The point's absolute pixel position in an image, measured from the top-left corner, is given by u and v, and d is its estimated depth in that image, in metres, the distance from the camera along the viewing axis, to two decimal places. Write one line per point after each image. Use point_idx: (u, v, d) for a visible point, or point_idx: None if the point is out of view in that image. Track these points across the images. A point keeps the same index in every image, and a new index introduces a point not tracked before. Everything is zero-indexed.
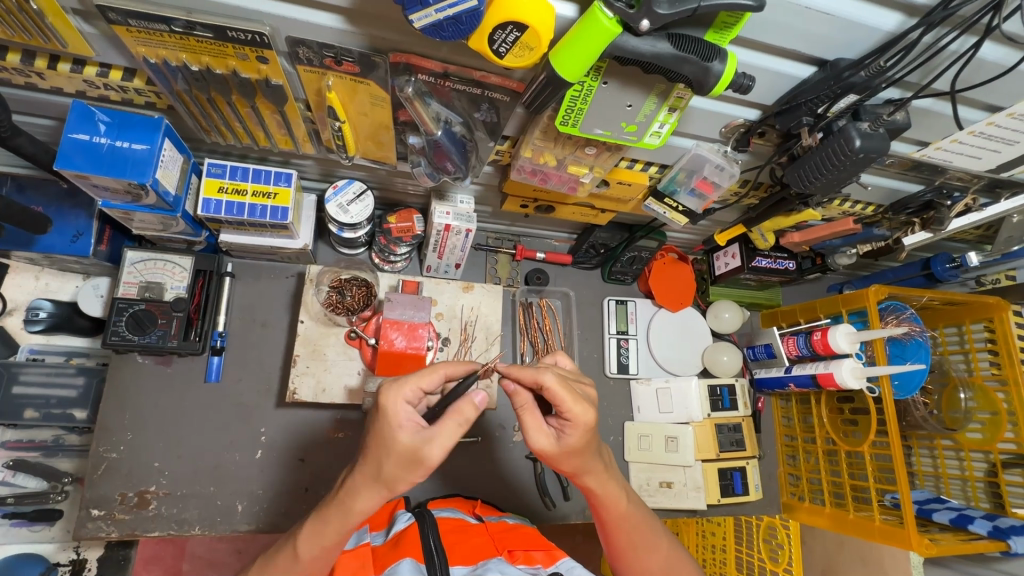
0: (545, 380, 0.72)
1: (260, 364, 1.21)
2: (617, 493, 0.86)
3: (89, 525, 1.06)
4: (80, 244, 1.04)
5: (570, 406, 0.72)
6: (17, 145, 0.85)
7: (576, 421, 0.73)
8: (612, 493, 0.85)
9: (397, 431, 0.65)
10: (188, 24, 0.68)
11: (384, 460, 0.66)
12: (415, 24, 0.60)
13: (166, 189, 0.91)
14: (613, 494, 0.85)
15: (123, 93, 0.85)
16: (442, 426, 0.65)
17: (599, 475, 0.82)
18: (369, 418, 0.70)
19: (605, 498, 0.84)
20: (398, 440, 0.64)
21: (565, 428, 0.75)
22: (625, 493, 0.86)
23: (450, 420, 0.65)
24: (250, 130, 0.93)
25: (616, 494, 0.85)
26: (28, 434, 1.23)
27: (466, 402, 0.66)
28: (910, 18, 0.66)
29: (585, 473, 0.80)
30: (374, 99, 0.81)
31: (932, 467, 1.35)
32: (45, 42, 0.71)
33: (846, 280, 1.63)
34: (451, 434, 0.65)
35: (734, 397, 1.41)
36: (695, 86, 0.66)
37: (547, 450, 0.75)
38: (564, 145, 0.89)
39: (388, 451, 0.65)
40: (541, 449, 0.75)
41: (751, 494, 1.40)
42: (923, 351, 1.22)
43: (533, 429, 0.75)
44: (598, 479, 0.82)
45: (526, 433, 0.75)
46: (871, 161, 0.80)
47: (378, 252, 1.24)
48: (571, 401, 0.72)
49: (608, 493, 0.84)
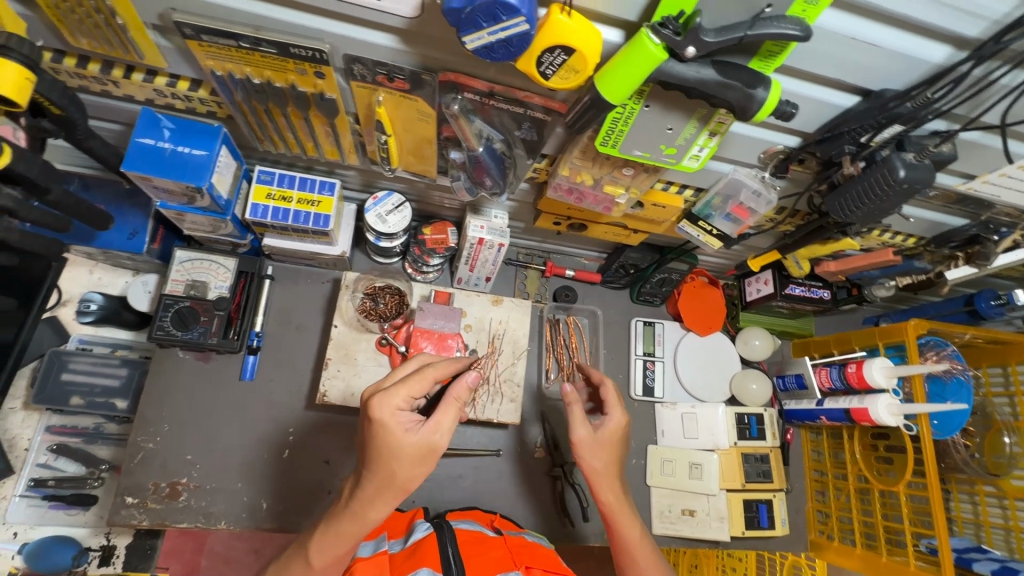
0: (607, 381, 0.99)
1: (293, 365, 1.25)
2: (632, 512, 0.94)
3: (123, 512, 1.10)
4: (136, 241, 1.10)
5: (613, 405, 0.95)
6: (90, 148, 0.87)
7: (613, 416, 0.94)
8: (628, 511, 0.93)
9: (388, 432, 0.73)
10: (255, 41, 0.72)
11: (386, 461, 0.74)
12: (467, 46, 0.63)
13: (219, 193, 0.96)
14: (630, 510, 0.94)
15: (188, 102, 0.91)
16: (441, 413, 0.77)
17: (614, 489, 0.93)
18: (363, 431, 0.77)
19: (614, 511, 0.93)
20: (399, 437, 0.73)
21: (604, 421, 0.94)
22: (637, 518, 0.94)
23: (448, 404, 0.77)
24: (300, 140, 0.98)
25: (631, 513, 0.93)
26: (71, 420, 1.29)
27: (460, 386, 0.79)
28: (960, 51, 0.65)
29: (605, 477, 0.92)
30: (421, 115, 0.85)
31: (972, 515, 1.28)
32: (124, 54, 0.78)
33: (882, 313, 1.59)
34: (450, 416, 0.77)
35: (762, 426, 1.38)
36: (737, 112, 0.66)
37: (585, 438, 0.91)
38: (602, 165, 0.90)
39: (398, 456, 0.74)
40: (580, 438, 0.91)
41: (778, 529, 1.35)
42: (965, 391, 1.21)
43: (578, 421, 0.91)
44: (614, 496, 0.93)
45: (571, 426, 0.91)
46: (915, 192, 0.78)
47: (412, 262, 1.28)
48: (616, 401, 0.95)
49: (624, 509, 0.93)
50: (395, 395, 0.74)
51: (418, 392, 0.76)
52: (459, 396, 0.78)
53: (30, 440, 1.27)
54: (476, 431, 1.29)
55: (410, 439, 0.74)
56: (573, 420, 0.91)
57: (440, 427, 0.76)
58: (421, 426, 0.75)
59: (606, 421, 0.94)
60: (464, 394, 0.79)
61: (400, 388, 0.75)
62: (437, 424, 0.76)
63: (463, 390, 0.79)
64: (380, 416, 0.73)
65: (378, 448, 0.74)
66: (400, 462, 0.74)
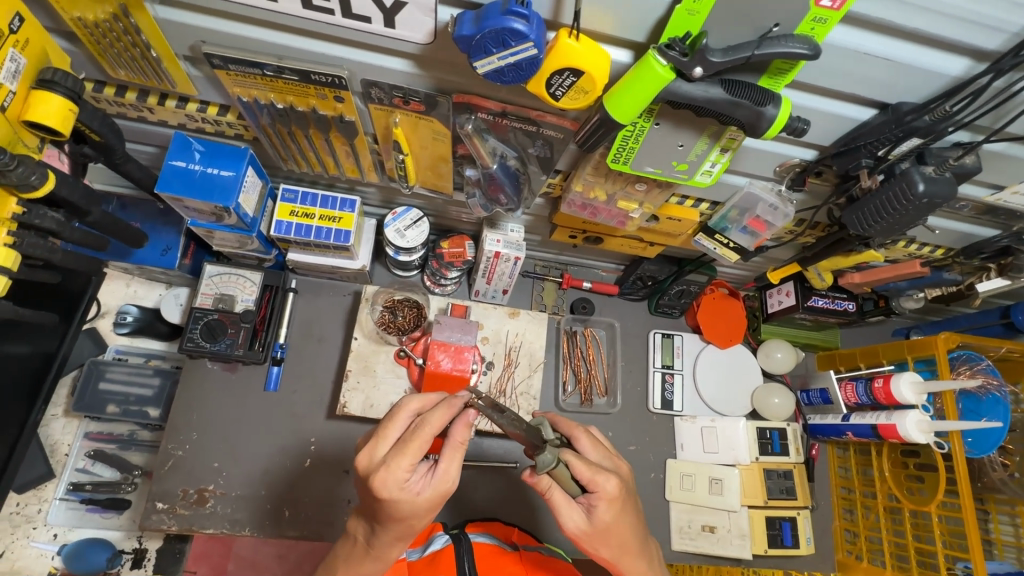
0: (579, 436, 0.85)
1: (315, 376, 1.28)
2: (637, 556, 0.82)
3: (153, 517, 1.14)
4: (168, 257, 1.16)
5: (593, 479, 0.75)
6: (127, 171, 0.93)
7: (602, 491, 0.76)
8: (634, 556, 0.82)
9: (400, 501, 0.70)
10: (278, 69, 0.76)
11: (404, 519, 0.73)
12: (478, 70, 0.65)
13: (246, 211, 1.00)
14: (633, 557, 0.82)
15: (216, 126, 0.95)
16: (448, 461, 0.73)
17: (628, 556, 0.82)
18: (371, 498, 0.74)
19: (622, 563, 0.82)
20: (412, 501, 0.71)
21: (593, 503, 0.77)
22: (643, 557, 0.83)
23: (453, 449, 0.73)
24: (322, 159, 1.01)
25: (638, 556, 0.82)
26: (108, 427, 1.35)
27: (461, 429, 0.73)
28: (980, 63, 0.64)
29: (620, 551, 0.81)
30: (436, 134, 0.87)
31: (1013, 538, 1.22)
32: (159, 83, 0.83)
33: (913, 326, 1.54)
34: (458, 459, 0.74)
35: (785, 441, 1.34)
36: (748, 129, 0.67)
37: (581, 524, 0.77)
38: (614, 180, 0.91)
39: (416, 513, 0.72)
40: (575, 528, 0.77)
41: (803, 548, 1.32)
42: (1001, 408, 1.16)
43: (564, 506, 0.77)
44: (611, 551, 0.80)
45: (560, 514, 0.77)
46: (936, 206, 0.76)
47: (430, 275, 1.30)
48: (594, 473, 0.75)
49: (627, 556, 0.81)
50: (396, 463, 0.70)
51: (419, 452, 0.71)
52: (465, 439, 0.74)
53: (69, 446, 1.33)
54: (492, 442, 1.29)
55: (428, 498, 0.71)
56: (557, 508, 0.77)
57: (449, 474, 0.73)
58: (431, 479, 0.72)
59: (594, 497, 0.76)
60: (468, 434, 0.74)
61: (399, 456, 0.70)
62: (448, 471, 0.73)
63: (466, 432, 0.74)
64: (387, 489, 0.70)
65: (396, 514, 0.72)
66: (419, 516, 0.73)
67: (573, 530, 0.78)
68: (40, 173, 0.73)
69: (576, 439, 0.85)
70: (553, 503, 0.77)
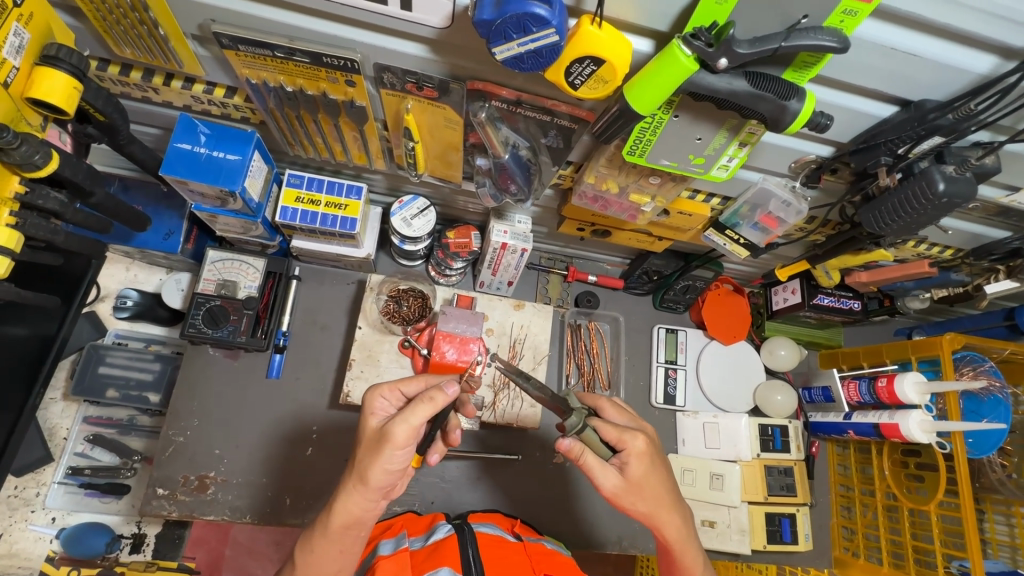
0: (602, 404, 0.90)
1: (318, 364, 1.27)
2: (676, 511, 0.83)
3: (154, 502, 1.13)
4: (170, 241, 1.14)
5: (620, 437, 0.79)
6: (130, 152, 0.90)
7: (633, 448, 0.78)
8: (673, 512, 0.82)
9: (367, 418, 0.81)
10: (289, 51, 0.74)
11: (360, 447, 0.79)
12: (497, 56, 0.63)
13: (251, 196, 0.98)
14: (670, 515, 0.82)
15: (223, 108, 0.93)
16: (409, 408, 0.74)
17: (668, 513, 0.82)
18: None
19: (660, 519, 0.82)
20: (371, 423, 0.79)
21: (627, 461, 0.78)
22: (680, 514, 0.83)
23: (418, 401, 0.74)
24: (329, 145, 0.99)
25: (676, 512, 0.83)
26: (107, 412, 1.34)
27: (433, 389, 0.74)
28: (1007, 61, 0.63)
29: (658, 509, 0.81)
30: (447, 122, 0.86)
31: (1008, 537, 1.23)
32: (165, 62, 0.81)
33: (915, 326, 1.55)
34: (415, 413, 0.73)
35: (786, 438, 1.35)
36: (769, 123, 0.66)
37: (615, 485, 0.78)
38: (628, 173, 0.89)
39: (365, 441, 0.78)
40: (611, 489, 0.78)
41: (801, 544, 1.32)
42: (1003, 408, 1.16)
43: (597, 469, 0.77)
44: (649, 506, 0.80)
45: (594, 475, 0.78)
46: (955, 206, 0.75)
47: (435, 265, 1.28)
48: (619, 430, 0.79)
49: (668, 513, 0.82)
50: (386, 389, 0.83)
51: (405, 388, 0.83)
52: (431, 395, 0.73)
53: (68, 429, 1.32)
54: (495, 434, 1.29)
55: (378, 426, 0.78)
56: (592, 470, 0.77)
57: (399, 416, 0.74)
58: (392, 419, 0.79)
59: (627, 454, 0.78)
60: (438, 397, 0.73)
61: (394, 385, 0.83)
62: (403, 417, 0.73)
63: (437, 393, 0.73)
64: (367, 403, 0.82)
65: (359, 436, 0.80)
66: (364, 450, 0.77)
67: (608, 491, 0.79)
68: (44, 152, 0.71)
69: (600, 409, 0.89)
70: (587, 466, 0.78)
